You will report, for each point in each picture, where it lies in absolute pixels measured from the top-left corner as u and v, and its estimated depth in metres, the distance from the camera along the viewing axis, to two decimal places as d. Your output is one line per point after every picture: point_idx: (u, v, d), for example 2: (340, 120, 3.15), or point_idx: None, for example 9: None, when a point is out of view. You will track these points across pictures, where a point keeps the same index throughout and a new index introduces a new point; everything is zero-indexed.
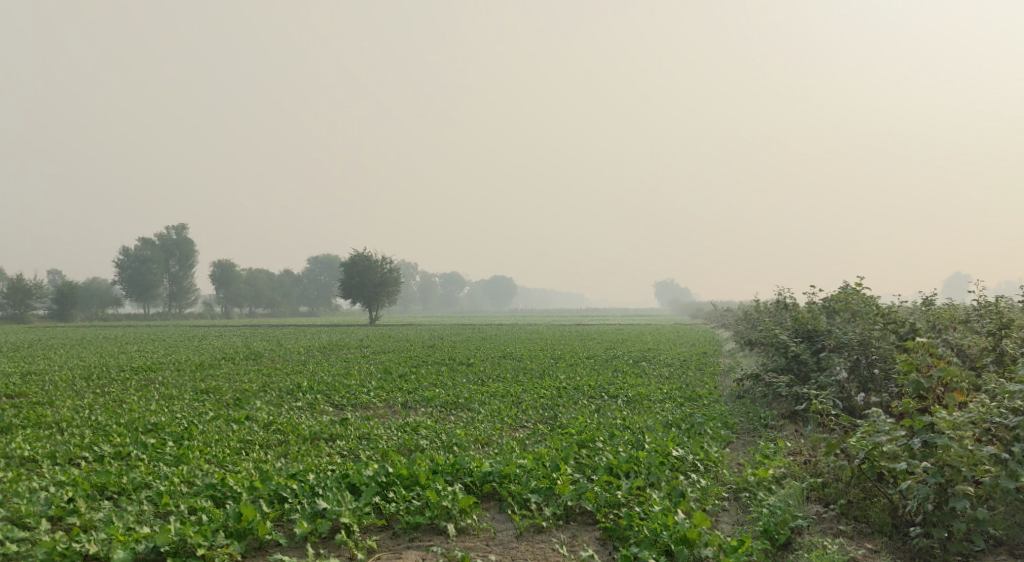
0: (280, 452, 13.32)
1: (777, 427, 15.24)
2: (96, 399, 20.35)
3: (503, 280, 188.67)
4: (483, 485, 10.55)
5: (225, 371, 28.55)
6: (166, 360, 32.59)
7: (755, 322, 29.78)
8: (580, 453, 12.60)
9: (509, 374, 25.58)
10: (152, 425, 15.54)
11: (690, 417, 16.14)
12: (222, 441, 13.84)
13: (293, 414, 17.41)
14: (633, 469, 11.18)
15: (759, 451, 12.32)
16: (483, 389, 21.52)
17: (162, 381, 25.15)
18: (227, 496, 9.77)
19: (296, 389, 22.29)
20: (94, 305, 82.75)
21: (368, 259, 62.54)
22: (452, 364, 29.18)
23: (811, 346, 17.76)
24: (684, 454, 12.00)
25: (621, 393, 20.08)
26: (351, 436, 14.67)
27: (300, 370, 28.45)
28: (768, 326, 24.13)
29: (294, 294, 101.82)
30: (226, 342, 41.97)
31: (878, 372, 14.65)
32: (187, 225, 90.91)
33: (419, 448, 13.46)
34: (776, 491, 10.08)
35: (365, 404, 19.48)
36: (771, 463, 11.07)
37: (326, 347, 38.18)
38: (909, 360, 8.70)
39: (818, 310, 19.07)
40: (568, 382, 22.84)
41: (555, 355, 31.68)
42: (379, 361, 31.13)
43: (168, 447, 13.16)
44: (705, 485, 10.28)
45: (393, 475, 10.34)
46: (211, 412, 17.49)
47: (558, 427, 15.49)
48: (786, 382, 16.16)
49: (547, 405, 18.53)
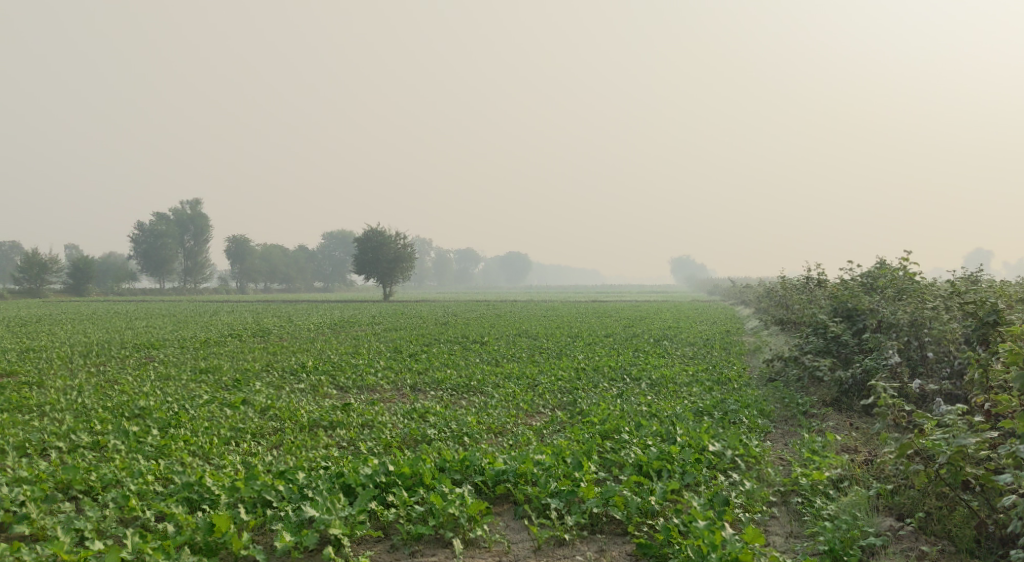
0: (273, 443, 12.12)
1: (819, 415, 13.93)
2: (88, 379, 19.24)
3: (519, 256, 187.53)
4: (495, 486, 9.32)
5: (229, 349, 27.44)
6: (170, 337, 31.39)
7: (782, 299, 28.27)
8: (603, 448, 11.32)
9: (525, 354, 24.26)
10: (139, 410, 14.36)
11: (722, 403, 14.81)
12: (211, 430, 12.64)
13: (293, 397, 16.24)
14: (666, 468, 9.91)
15: (806, 446, 10.99)
16: (496, 370, 20.32)
17: (162, 360, 24.03)
18: (204, 499, 8.64)
19: (300, 369, 21.11)
20: (109, 279, 82.19)
21: (381, 234, 61.23)
22: (465, 342, 27.94)
23: (851, 326, 16.39)
24: (721, 449, 10.68)
25: (644, 375, 18.76)
26: (353, 424, 13.43)
27: (308, 348, 27.33)
28: (800, 304, 22.71)
29: (309, 268, 100.87)
30: (237, 317, 41.02)
31: (932, 356, 13.37)
32: (200, 200, 89.99)
33: (425, 439, 12.25)
34: (835, 498, 8.73)
35: (371, 387, 18.28)
36: (824, 461, 9.71)
37: (337, 324, 37.08)
38: (1011, 351, 7.42)
39: (858, 287, 17.51)
40: (587, 363, 21.53)
41: (572, 333, 30.43)
42: (390, 338, 29.98)
43: (151, 436, 11.97)
44: (751, 488, 8.97)
45: (394, 474, 9.16)
46: (206, 394, 16.28)
47: (579, 415, 14.21)
48: (828, 366, 14.83)
49: (566, 389, 17.27)
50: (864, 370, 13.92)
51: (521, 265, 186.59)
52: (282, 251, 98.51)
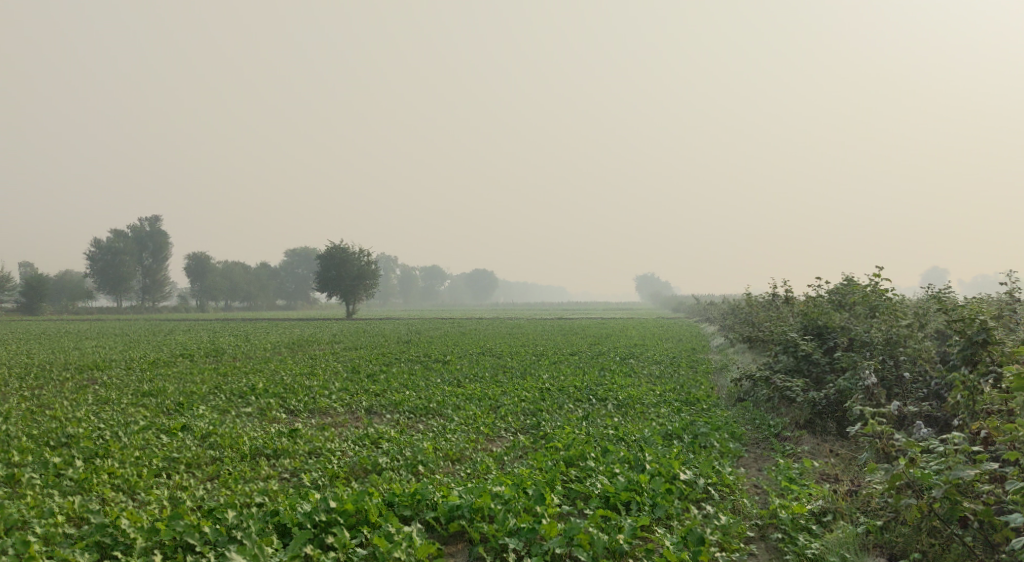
0: (208, 474, 11.11)
1: (791, 439, 13.30)
2: (18, 403, 17.89)
3: (485, 274, 186.92)
4: (449, 523, 8.47)
5: (179, 370, 26.13)
6: (118, 358, 29.90)
7: (748, 316, 27.72)
8: (567, 478, 10.48)
9: (488, 374, 23.40)
10: (66, 439, 13.22)
11: (691, 425, 14.08)
12: (141, 460, 11.60)
13: (237, 422, 15.22)
14: (635, 500, 9.15)
15: (782, 474, 10.34)
16: (457, 391, 19.42)
17: (104, 382, 22.62)
18: (117, 543, 7.80)
19: (248, 392, 19.96)
20: (62, 297, 79.53)
21: (345, 250, 59.93)
22: (427, 361, 26.99)
23: (822, 343, 15.68)
24: (693, 478, 9.94)
25: (610, 396, 17.98)
26: (299, 453, 12.46)
27: (262, 368, 26.15)
28: (768, 322, 22.16)
29: (271, 286, 98.94)
30: (192, 336, 39.59)
31: (908, 375, 12.72)
32: (159, 217, 87.81)
33: (374, 469, 11.34)
34: (817, 535, 8.06)
35: (324, 410, 17.29)
36: (804, 491, 9.02)
37: (295, 343, 35.75)
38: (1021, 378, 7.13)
39: (827, 303, 17.01)
40: (551, 383, 20.71)
41: (537, 351, 29.64)
42: (349, 358, 28.89)
43: (73, 468, 10.89)
44: (726, 522, 8.28)
45: (336, 511, 8.29)
46: (143, 420, 15.10)
47: (541, 440, 13.41)
48: (799, 387, 14.14)
49: (529, 410, 16.44)
50: (838, 391, 13.24)
51: (487, 283, 185.88)
52: (243, 269, 96.59)
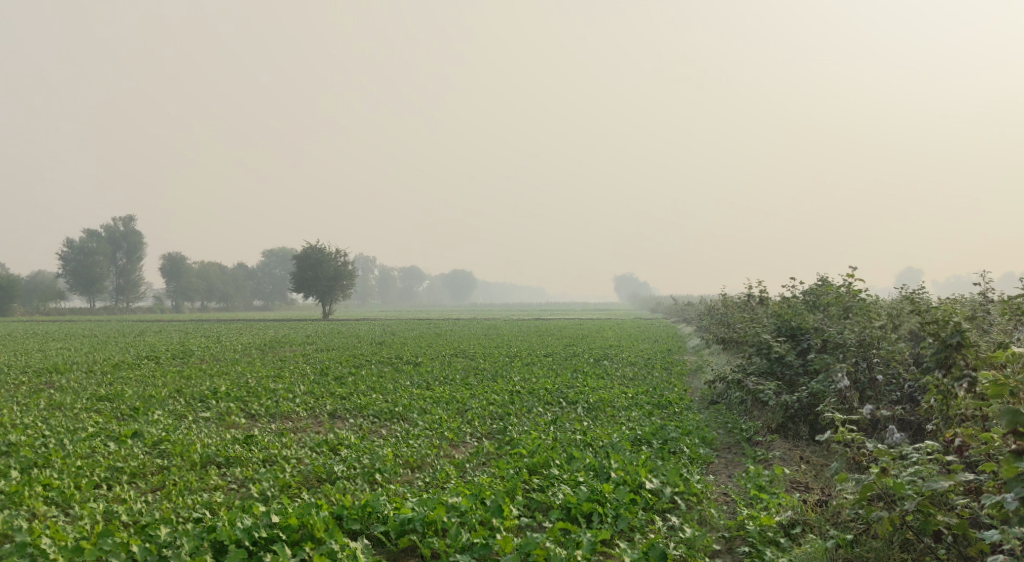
0: (152, 486, 10.54)
1: (763, 444, 12.93)
2: None
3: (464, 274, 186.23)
4: (398, 538, 7.99)
5: (142, 373, 25.34)
6: (82, 360, 29.06)
7: (724, 317, 27.42)
8: (529, 487, 10.01)
9: (459, 376, 22.91)
10: (7, 448, 12.56)
11: (661, 429, 13.67)
12: (82, 470, 10.99)
13: (192, 428, 14.60)
14: (597, 511, 8.72)
15: (751, 481, 9.97)
16: (425, 394, 18.91)
17: (61, 386, 21.84)
18: None
19: (210, 396, 19.33)
20: (30, 297, 77.90)
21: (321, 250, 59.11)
22: (399, 364, 26.41)
23: (795, 345, 15.31)
24: (659, 487, 9.51)
25: (581, 398, 17.56)
26: (252, 461, 11.90)
27: (228, 371, 25.47)
28: (742, 323, 21.83)
29: (246, 287, 97.76)
30: (161, 338, 38.71)
31: (881, 379, 12.38)
32: (133, 216, 86.38)
33: (329, 478, 10.83)
34: (785, 549, 7.69)
35: (286, 415, 16.72)
36: (772, 501, 8.64)
37: (266, 344, 35.05)
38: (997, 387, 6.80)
39: (800, 304, 16.69)
40: (523, 385, 20.26)
41: (512, 353, 29.21)
42: (319, 360, 28.25)
43: (6, 479, 10.28)
44: (690, 535, 7.90)
45: (277, 527, 7.80)
46: (93, 426, 14.44)
47: (506, 445, 12.94)
48: (772, 390, 13.77)
49: (497, 414, 15.97)
50: (811, 394, 12.88)
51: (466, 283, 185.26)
52: (218, 269, 95.33)
